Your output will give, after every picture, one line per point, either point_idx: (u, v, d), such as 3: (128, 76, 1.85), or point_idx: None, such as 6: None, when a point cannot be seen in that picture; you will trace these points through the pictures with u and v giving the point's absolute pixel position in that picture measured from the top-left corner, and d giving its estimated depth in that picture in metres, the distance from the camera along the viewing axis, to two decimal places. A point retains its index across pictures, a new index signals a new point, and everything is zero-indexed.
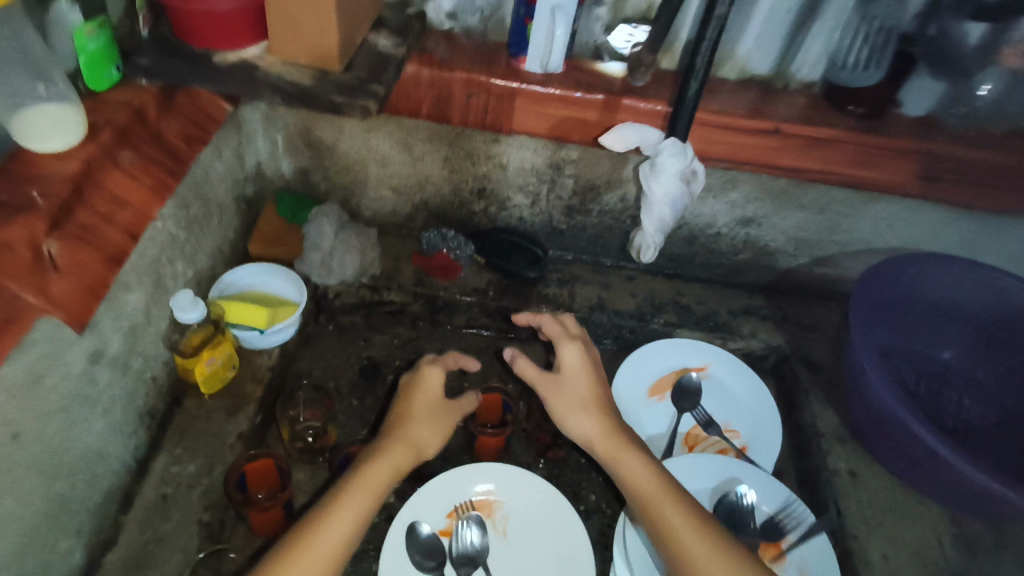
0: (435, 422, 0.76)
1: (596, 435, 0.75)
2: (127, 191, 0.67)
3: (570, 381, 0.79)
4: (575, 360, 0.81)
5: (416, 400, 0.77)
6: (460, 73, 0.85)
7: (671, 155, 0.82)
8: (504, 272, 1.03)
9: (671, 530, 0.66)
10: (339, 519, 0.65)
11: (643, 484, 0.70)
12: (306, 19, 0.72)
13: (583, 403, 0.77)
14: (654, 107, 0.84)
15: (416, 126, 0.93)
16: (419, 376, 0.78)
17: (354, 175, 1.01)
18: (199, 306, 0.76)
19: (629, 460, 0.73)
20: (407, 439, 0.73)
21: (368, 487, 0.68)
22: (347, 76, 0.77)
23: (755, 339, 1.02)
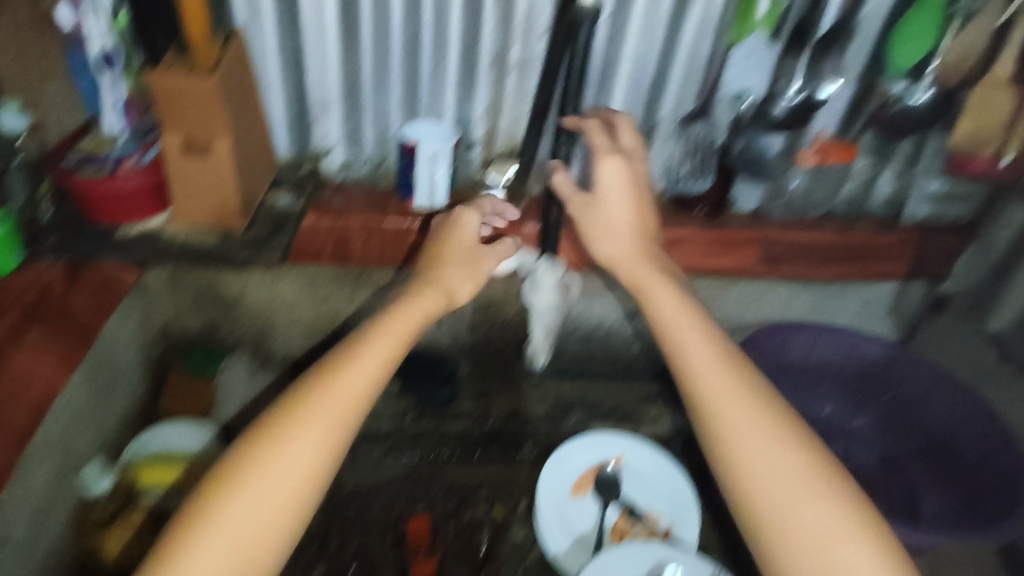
0: (464, 269, 0.84)
1: (623, 259, 0.82)
2: (31, 368, 0.69)
3: (607, 199, 0.83)
4: (614, 177, 0.82)
5: (450, 245, 0.86)
6: (356, 220, 0.95)
7: (546, 269, 0.92)
8: (419, 397, 1.09)
9: (677, 343, 0.76)
10: (367, 356, 0.73)
11: (668, 310, 0.78)
12: (208, 190, 0.79)
13: (612, 230, 0.83)
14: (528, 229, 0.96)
15: (318, 271, 1.00)
16: (453, 221, 0.87)
17: (263, 322, 1.06)
18: (109, 473, 0.82)
19: (656, 280, 0.80)
20: (439, 289, 0.82)
21: (395, 332, 0.76)
22: (249, 235, 0.83)
23: (660, 422, 1.11)
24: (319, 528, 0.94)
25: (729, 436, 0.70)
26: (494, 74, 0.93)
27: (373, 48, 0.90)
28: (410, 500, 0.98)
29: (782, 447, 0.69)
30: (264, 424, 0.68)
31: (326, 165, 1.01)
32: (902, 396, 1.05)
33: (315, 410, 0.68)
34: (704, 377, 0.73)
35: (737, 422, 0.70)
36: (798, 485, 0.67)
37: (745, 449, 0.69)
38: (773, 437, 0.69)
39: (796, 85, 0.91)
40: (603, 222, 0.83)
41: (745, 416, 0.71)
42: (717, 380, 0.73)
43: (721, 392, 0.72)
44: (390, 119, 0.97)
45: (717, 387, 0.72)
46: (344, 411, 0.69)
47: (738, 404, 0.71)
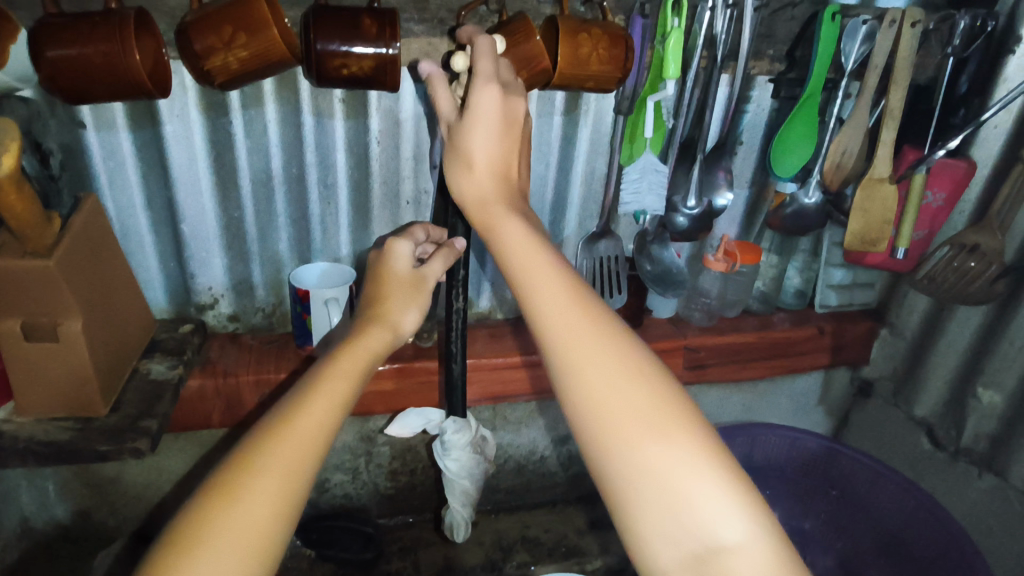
0: (410, 300, 0.64)
1: (470, 191, 0.61)
2: None
3: (470, 127, 0.61)
4: (489, 103, 0.61)
5: (387, 279, 0.65)
6: (247, 375, 0.85)
7: (455, 431, 0.80)
8: (339, 561, 0.93)
9: (515, 261, 0.55)
10: (321, 396, 0.52)
11: (508, 232, 0.57)
12: (59, 373, 0.69)
13: (470, 162, 0.61)
14: (429, 365, 0.89)
15: (210, 435, 0.90)
16: (385, 250, 0.67)
17: (148, 502, 0.92)
18: None
19: (496, 206, 0.59)
20: (385, 321, 0.61)
21: (346, 372, 0.55)
22: (114, 417, 0.72)
23: (609, 553, 1.01)
24: None
25: (570, 369, 0.49)
26: (388, 209, 0.89)
27: (253, 193, 0.85)
28: None
29: (631, 380, 0.48)
30: (191, 510, 0.45)
31: (210, 318, 0.91)
32: (844, 492, 1.02)
33: (258, 475, 0.47)
34: (543, 300, 0.52)
35: (585, 353, 0.49)
36: (651, 427, 0.46)
37: (588, 388, 0.48)
38: (621, 366, 0.48)
39: (692, 199, 0.91)
40: (461, 147, 0.62)
41: (597, 347, 0.49)
42: (554, 302, 0.51)
43: (560, 317, 0.51)
44: (280, 263, 0.90)
45: (554, 315, 0.51)
46: (295, 474, 0.48)
47: (586, 328, 0.50)
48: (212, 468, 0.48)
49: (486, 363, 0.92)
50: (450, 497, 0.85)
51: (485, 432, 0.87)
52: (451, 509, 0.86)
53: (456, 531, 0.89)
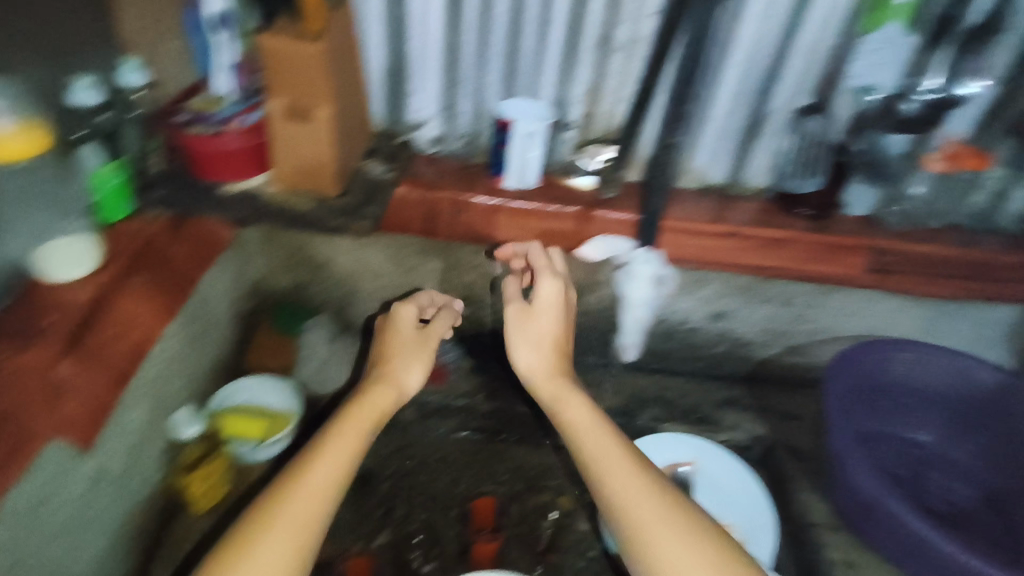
0: (412, 359, 0.82)
1: (542, 369, 0.83)
2: (135, 313, 0.70)
3: (539, 314, 0.85)
4: (551, 292, 0.86)
5: (394, 338, 0.84)
6: (445, 193, 0.92)
7: (642, 261, 0.94)
8: (494, 375, 1.09)
9: (593, 453, 0.74)
10: (325, 458, 0.68)
11: (576, 421, 0.77)
12: (307, 153, 0.80)
13: (541, 340, 0.84)
14: (623, 218, 0.93)
15: (404, 240, 0.97)
16: (392, 316, 0.86)
17: (345, 288, 1.04)
18: (198, 420, 0.82)
19: (557, 377, 0.82)
20: (394, 378, 0.80)
21: (349, 437, 0.71)
22: (342, 201, 0.84)
23: (738, 430, 1.06)
24: (388, 489, 0.95)
25: (628, 521, 0.68)
26: (599, 53, 0.89)
27: (476, 19, 0.88)
28: (479, 476, 0.98)
29: (681, 533, 0.66)
30: (217, 560, 0.60)
31: (417, 137, 0.99)
32: (1010, 430, 0.96)
33: (273, 527, 0.62)
34: (592, 454, 0.74)
35: (642, 514, 0.67)
36: (705, 573, 0.63)
37: (647, 539, 0.66)
38: (670, 521, 0.67)
39: (931, 80, 0.85)
40: (538, 303, 0.86)
41: (640, 495, 0.69)
42: (626, 487, 0.70)
43: (621, 484, 0.70)
44: (487, 95, 0.95)
45: (633, 500, 0.69)
46: (303, 527, 0.63)
47: (635, 486, 0.70)
48: (236, 523, 0.63)
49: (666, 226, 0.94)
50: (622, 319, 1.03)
51: (676, 268, 0.97)
52: (619, 338, 1.07)
53: (625, 351, 1.09)
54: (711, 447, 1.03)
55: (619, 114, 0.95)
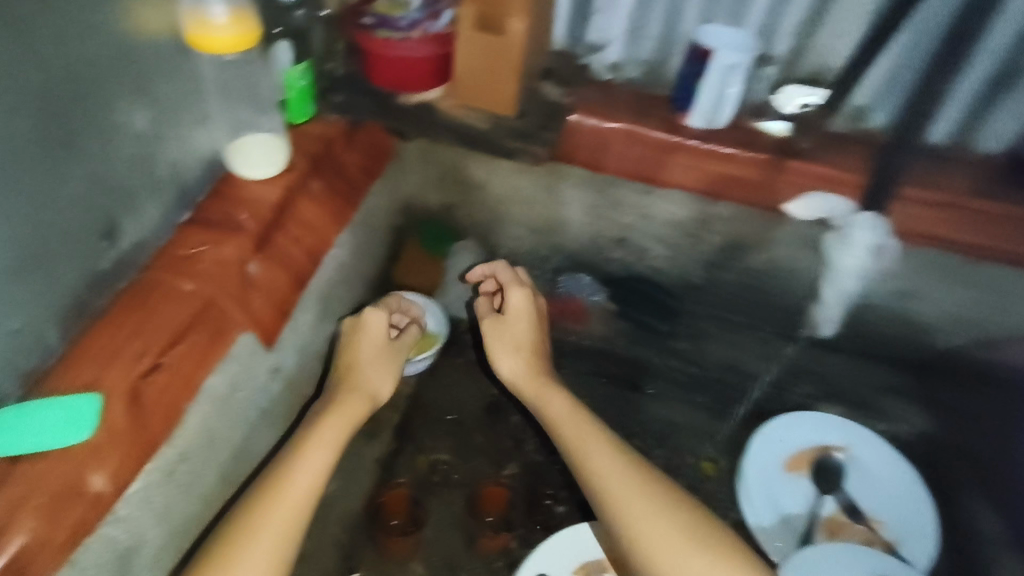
0: (379, 368, 0.73)
1: (523, 372, 0.82)
2: (313, 219, 0.71)
3: (513, 323, 0.84)
4: (520, 301, 0.85)
5: (359, 349, 0.73)
6: (623, 124, 0.83)
7: (863, 230, 0.84)
8: (637, 322, 1.00)
9: (579, 443, 0.73)
10: (302, 462, 0.60)
11: (559, 412, 0.77)
12: (490, 69, 0.75)
13: (518, 344, 0.83)
14: (826, 172, 0.82)
15: (569, 170, 0.91)
16: (359, 323, 0.74)
17: (496, 214, 0.99)
18: None
19: (542, 385, 0.80)
20: (360, 385, 0.71)
21: (322, 441, 0.63)
22: (521, 122, 0.79)
23: (903, 423, 0.96)
24: (519, 421, 0.90)
25: (630, 533, 0.66)
26: None
27: None
28: (612, 426, 0.94)
29: (687, 543, 0.64)
30: None
31: (597, 61, 0.90)
32: None
33: (246, 549, 0.54)
34: (578, 445, 0.73)
35: (629, 504, 0.67)
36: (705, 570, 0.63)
37: (652, 550, 0.64)
38: (671, 532, 0.65)
39: None
40: (514, 309, 0.85)
41: (625, 485, 0.69)
42: (612, 475, 0.70)
43: (608, 472, 0.70)
44: (683, 16, 0.85)
45: (619, 489, 0.69)
46: (283, 544, 0.55)
47: (630, 494, 0.68)
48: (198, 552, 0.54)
49: (866, 185, 0.81)
50: (824, 289, 0.93)
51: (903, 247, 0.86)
52: (816, 310, 0.96)
53: (823, 325, 0.97)
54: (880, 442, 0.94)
55: (843, 49, 0.84)
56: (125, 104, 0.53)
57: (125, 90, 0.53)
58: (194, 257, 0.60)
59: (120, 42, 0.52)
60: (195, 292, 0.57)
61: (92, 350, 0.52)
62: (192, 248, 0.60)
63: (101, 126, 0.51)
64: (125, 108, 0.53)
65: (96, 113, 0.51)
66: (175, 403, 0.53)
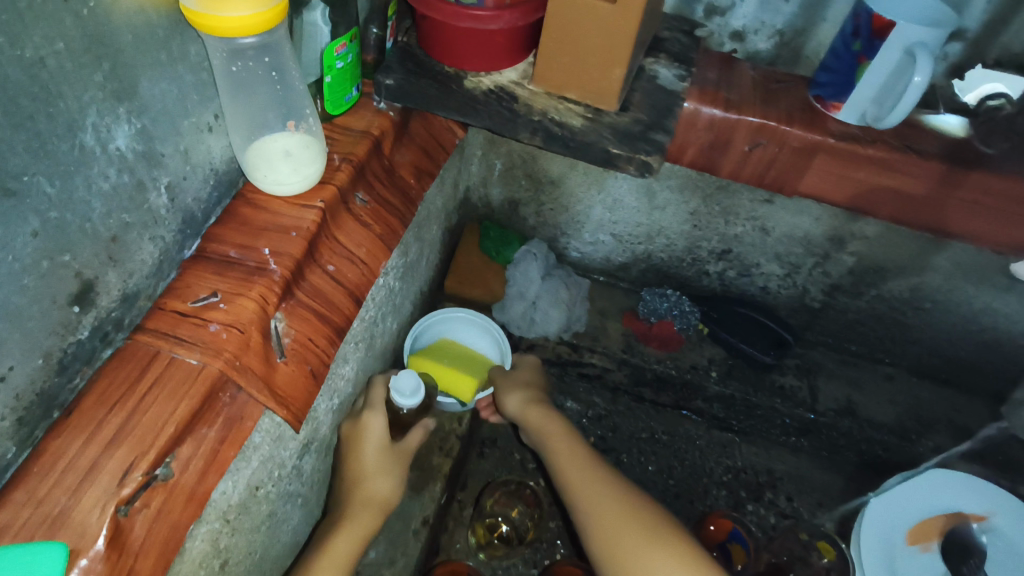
0: (383, 480, 0.57)
1: (515, 395, 0.70)
2: (358, 243, 0.56)
3: (516, 369, 0.74)
4: (528, 363, 0.76)
5: (362, 459, 0.57)
6: (753, 118, 0.64)
7: None
8: (733, 349, 0.84)
9: (560, 462, 0.62)
10: None
11: (542, 423, 0.66)
12: (592, 50, 0.56)
13: (516, 375, 0.73)
14: (1019, 188, 0.61)
15: (670, 171, 0.73)
16: (358, 427, 0.58)
17: (571, 215, 0.83)
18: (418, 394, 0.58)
19: (532, 405, 0.68)
20: (369, 499, 0.56)
21: None
22: (625, 119, 0.60)
23: None
24: None
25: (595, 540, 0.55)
26: None
27: None
28: (696, 472, 0.81)
29: (650, 544, 0.52)
30: None
31: (718, 29, 0.69)
32: None
33: None
34: (560, 465, 0.61)
35: (608, 523, 0.55)
36: None
37: (614, 549, 0.53)
38: (633, 532, 0.53)
39: None
40: (523, 366, 0.75)
41: (607, 504, 0.56)
42: (590, 492, 0.58)
43: (588, 491, 0.58)
44: None
45: (598, 508, 0.56)
46: None
47: (593, 495, 0.57)
48: None
49: None
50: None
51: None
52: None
53: None
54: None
55: None
56: (100, 118, 0.37)
57: (99, 95, 0.36)
58: (200, 313, 0.44)
59: (95, 34, 0.35)
60: (203, 367, 0.42)
61: (55, 461, 0.37)
62: (198, 299, 0.45)
63: (67, 160, 0.35)
64: (100, 124, 0.37)
65: (56, 140, 0.34)
66: (174, 529, 0.40)
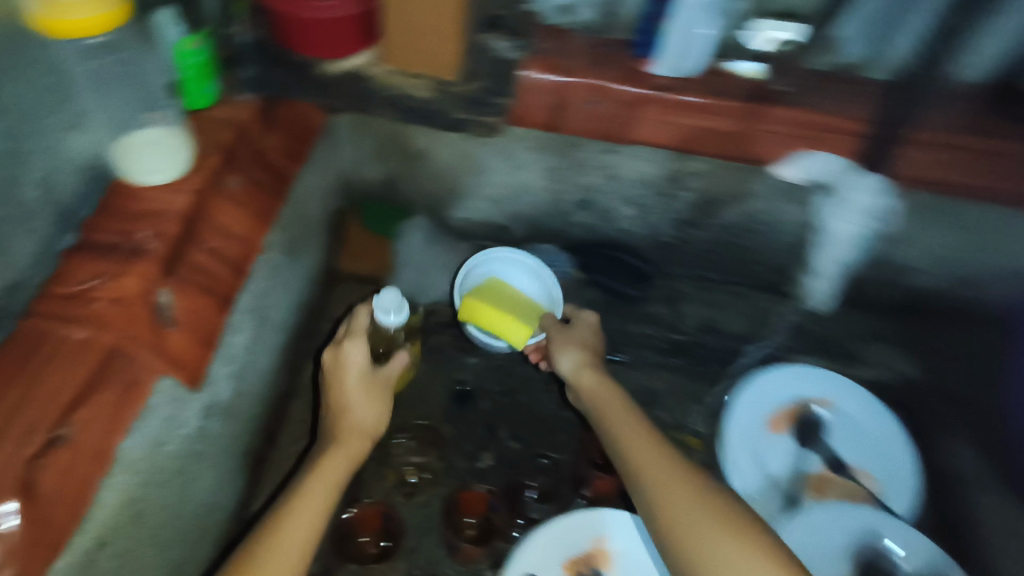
0: (370, 401, 0.67)
1: (578, 368, 0.74)
2: (235, 224, 0.62)
3: (575, 330, 0.78)
4: (585, 324, 0.80)
5: (344, 386, 0.67)
6: (584, 78, 0.73)
7: (871, 194, 0.78)
8: (604, 288, 0.96)
9: (623, 436, 0.67)
10: (291, 524, 0.56)
11: (606, 400, 0.71)
12: (426, 29, 0.63)
13: (566, 341, 0.77)
14: (812, 117, 0.72)
15: (523, 134, 0.81)
16: (339, 358, 0.67)
17: (445, 185, 0.91)
18: (400, 314, 0.64)
19: (585, 370, 0.74)
20: (355, 422, 0.66)
21: (311, 503, 0.59)
22: (469, 87, 0.68)
23: (884, 368, 0.92)
24: (488, 408, 0.88)
25: (659, 518, 0.60)
26: None
27: None
28: (586, 403, 0.89)
29: (717, 526, 0.57)
30: None
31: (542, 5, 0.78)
32: None
33: None
34: (623, 443, 0.66)
35: (675, 504, 0.59)
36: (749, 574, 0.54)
37: (679, 528, 0.58)
38: (700, 516, 0.58)
39: None
40: (579, 325, 0.80)
41: (674, 484, 0.61)
42: (654, 470, 0.62)
43: (655, 469, 0.62)
44: None
45: (665, 487, 0.61)
46: None
47: (660, 476, 0.62)
48: None
49: (852, 129, 0.72)
50: (814, 258, 0.89)
51: (903, 203, 0.79)
52: (807, 280, 0.93)
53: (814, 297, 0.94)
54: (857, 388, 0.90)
55: None
56: None
57: None
58: (82, 295, 0.49)
59: None
60: (92, 341, 0.47)
61: None
62: (81, 281, 0.49)
63: None
64: None
65: None
66: (82, 482, 0.45)
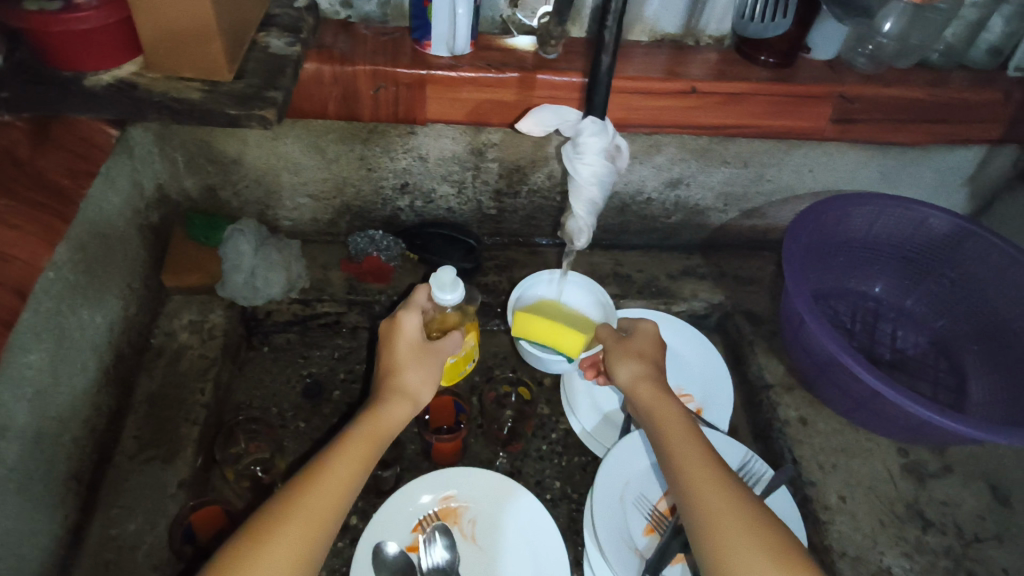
0: (415, 365, 0.71)
1: (638, 370, 0.76)
2: (9, 243, 0.60)
3: (637, 339, 0.80)
4: (648, 330, 0.82)
5: (396, 350, 0.72)
6: (363, 66, 0.77)
7: (592, 134, 0.75)
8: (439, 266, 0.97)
9: (671, 433, 0.68)
10: (322, 491, 0.60)
11: (656, 399, 0.72)
12: (184, 33, 0.65)
13: (643, 351, 0.78)
14: (570, 80, 0.80)
15: (325, 127, 0.85)
16: (396, 324, 0.73)
17: (266, 187, 0.93)
18: (457, 288, 0.73)
19: (643, 377, 0.75)
20: (404, 387, 0.70)
21: (349, 468, 0.63)
22: (240, 85, 0.70)
23: (698, 300, 1.02)
24: (340, 398, 0.92)
25: (694, 515, 0.61)
26: None
27: None
28: None
29: (753, 539, 0.58)
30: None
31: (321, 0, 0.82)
32: (962, 276, 0.92)
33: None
34: (674, 444, 0.67)
35: (718, 506, 0.60)
36: None
37: (714, 529, 0.59)
38: (738, 524, 0.59)
39: None
40: (646, 327, 0.82)
41: (716, 487, 0.62)
42: (699, 472, 0.64)
43: (698, 471, 0.64)
44: None
45: (707, 487, 0.62)
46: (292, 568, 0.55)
47: (706, 481, 0.63)
48: None
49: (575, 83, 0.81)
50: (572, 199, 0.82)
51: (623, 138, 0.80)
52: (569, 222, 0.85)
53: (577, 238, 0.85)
54: (676, 322, 0.99)
55: None
56: None
57: None
58: None
59: None
60: None
61: None
62: None
63: None
64: None
65: None
66: None
